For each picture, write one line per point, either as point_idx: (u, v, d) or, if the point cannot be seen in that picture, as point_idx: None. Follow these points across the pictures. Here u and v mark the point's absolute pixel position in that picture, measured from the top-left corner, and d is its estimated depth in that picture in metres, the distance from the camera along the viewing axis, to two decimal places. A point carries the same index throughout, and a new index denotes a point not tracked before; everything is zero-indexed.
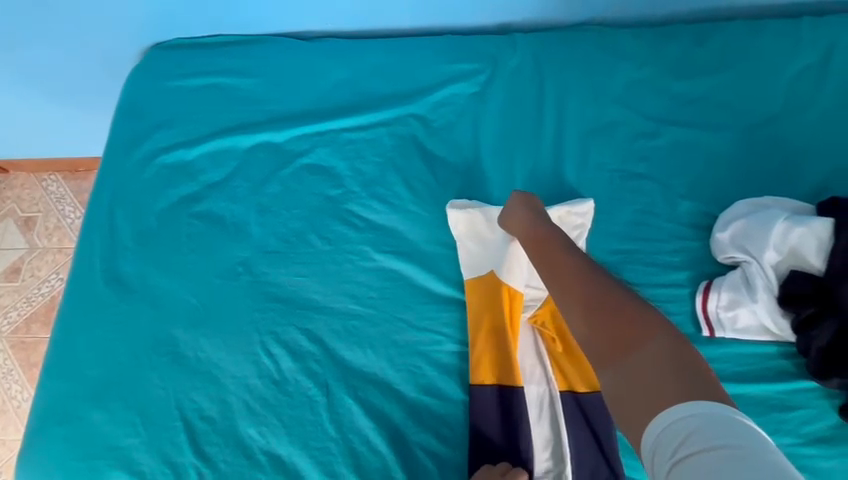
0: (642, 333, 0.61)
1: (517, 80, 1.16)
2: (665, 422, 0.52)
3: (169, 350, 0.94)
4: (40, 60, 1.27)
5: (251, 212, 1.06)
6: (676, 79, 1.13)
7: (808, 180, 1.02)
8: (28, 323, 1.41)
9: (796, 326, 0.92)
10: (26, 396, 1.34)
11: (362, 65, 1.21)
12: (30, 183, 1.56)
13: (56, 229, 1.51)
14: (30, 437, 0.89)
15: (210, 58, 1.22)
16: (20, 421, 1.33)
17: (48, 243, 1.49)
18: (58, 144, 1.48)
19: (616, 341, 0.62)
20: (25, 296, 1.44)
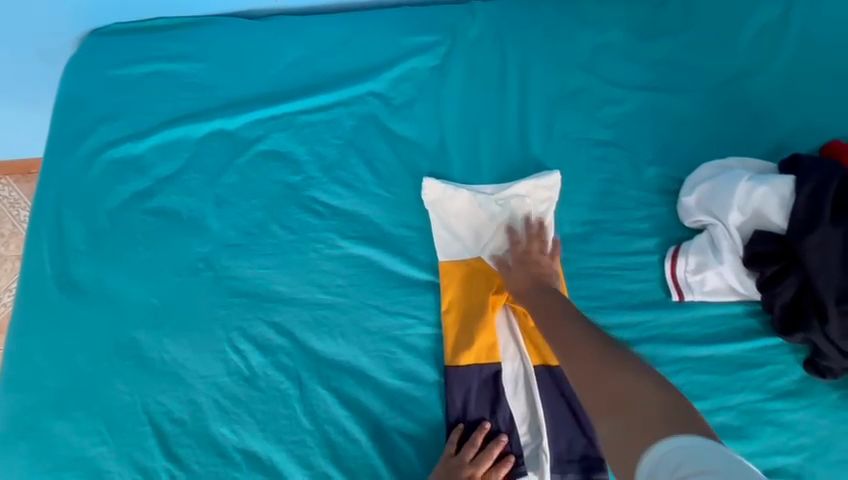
0: (637, 388, 0.67)
1: (477, 50, 1.16)
2: (661, 454, 0.57)
3: (132, 354, 1.03)
4: None
5: (209, 204, 1.11)
6: (640, 41, 1.14)
7: (771, 137, 1.04)
8: None
9: (761, 284, 0.92)
10: None
11: (317, 42, 1.21)
12: None
13: (13, 235, 1.56)
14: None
15: (154, 43, 1.26)
16: None
17: (6, 251, 1.55)
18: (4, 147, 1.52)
19: (615, 406, 0.66)
20: None
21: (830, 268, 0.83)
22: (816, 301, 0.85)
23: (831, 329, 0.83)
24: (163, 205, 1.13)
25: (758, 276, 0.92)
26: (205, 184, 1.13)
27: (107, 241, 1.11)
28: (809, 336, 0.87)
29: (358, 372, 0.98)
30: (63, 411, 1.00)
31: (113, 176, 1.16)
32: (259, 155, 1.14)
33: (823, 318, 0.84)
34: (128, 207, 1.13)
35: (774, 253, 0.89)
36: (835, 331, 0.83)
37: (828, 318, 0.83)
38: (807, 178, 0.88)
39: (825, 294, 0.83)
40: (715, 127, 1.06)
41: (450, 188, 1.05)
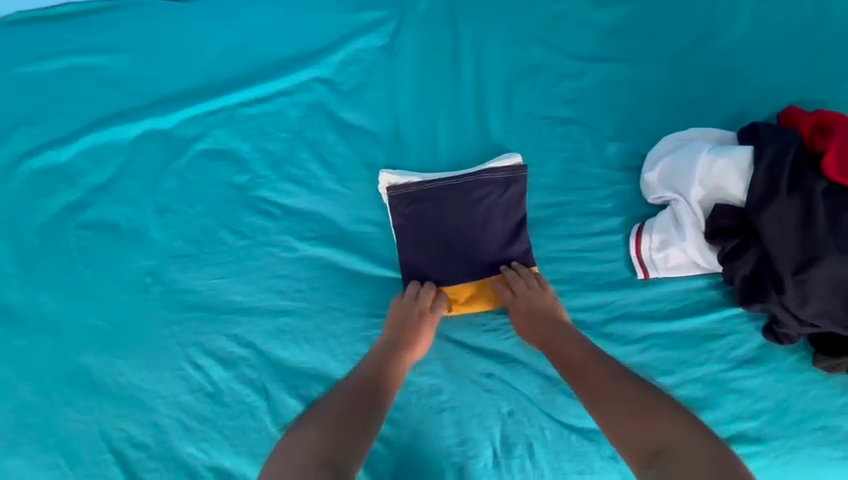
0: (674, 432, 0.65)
1: (428, 25, 1.08)
2: None
3: (82, 380, 0.96)
4: None
5: (150, 213, 1.03)
6: (597, 8, 1.08)
7: (729, 105, 1.02)
8: None
9: (721, 258, 0.92)
10: None
11: (252, 24, 1.10)
12: None
13: None
14: None
15: (63, 32, 1.10)
16: None
17: None
18: None
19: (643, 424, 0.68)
20: None
21: (786, 237, 0.84)
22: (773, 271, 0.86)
23: (786, 297, 0.85)
24: (99, 217, 1.03)
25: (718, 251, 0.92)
26: (143, 191, 1.04)
27: (39, 261, 1.01)
28: (767, 305, 0.88)
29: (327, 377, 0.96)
30: (13, 448, 0.93)
31: (36, 188, 1.04)
32: (199, 156, 1.05)
33: (779, 288, 0.85)
34: (59, 222, 1.03)
35: (734, 225, 0.89)
36: (790, 300, 0.84)
37: (784, 286, 0.84)
38: (762, 147, 0.87)
39: (782, 263, 0.84)
40: (675, 96, 1.04)
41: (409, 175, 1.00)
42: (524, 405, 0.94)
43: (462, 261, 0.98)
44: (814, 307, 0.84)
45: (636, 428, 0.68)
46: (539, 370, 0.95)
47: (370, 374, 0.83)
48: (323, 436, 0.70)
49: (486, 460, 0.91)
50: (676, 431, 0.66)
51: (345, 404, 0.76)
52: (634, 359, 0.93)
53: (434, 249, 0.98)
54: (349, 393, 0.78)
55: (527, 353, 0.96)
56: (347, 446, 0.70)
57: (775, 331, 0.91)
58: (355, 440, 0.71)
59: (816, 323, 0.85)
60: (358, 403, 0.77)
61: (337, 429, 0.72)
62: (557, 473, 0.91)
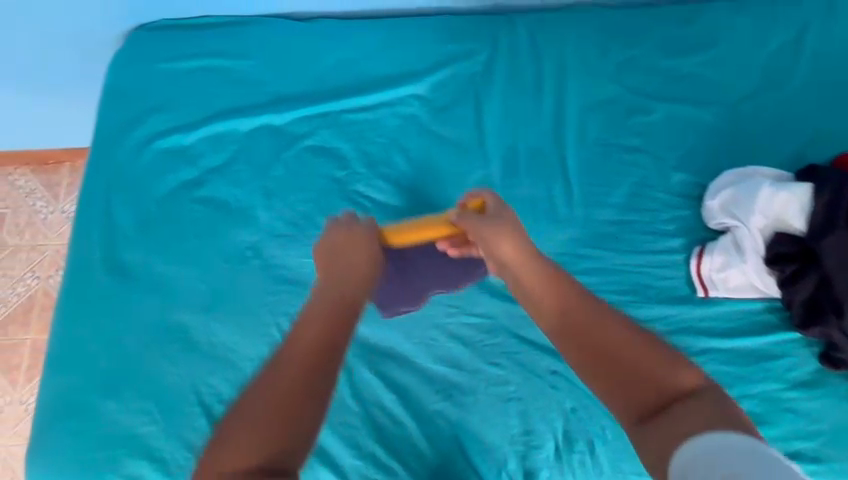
0: (657, 380, 0.59)
1: (514, 59, 1.23)
2: (688, 455, 0.51)
3: (180, 337, 1.06)
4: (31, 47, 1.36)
5: (257, 195, 1.16)
6: (667, 57, 1.21)
7: (785, 149, 1.13)
8: (4, 326, 1.59)
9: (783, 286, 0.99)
10: (8, 401, 1.54)
11: (361, 45, 1.27)
12: None
13: (28, 225, 1.67)
14: (45, 427, 1.00)
15: (201, 40, 1.30)
16: (18, 419, 1.53)
17: (20, 241, 1.65)
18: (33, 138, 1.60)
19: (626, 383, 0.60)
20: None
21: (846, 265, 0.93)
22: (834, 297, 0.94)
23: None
24: (212, 195, 1.16)
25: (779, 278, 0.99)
26: (253, 176, 1.17)
27: (156, 227, 1.14)
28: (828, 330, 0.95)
29: (403, 358, 1.04)
30: (112, 392, 1.02)
31: (161, 165, 1.19)
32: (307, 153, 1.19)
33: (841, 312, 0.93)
34: (177, 196, 1.17)
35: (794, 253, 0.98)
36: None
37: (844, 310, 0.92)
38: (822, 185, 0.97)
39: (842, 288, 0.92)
40: (737, 137, 1.15)
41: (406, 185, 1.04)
42: (585, 403, 0.99)
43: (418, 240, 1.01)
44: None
45: (621, 384, 0.60)
46: None
47: (330, 312, 0.65)
48: (274, 415, 0.56)
49: (548, 452, 0.96)
50: (672, 391, 0.58)
51: (299, 368, 0.59)
52: None
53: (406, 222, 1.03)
54: (299, 355, 0.60)
55: None
56: (282, 430, 0.55)
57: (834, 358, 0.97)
58: (307, 415, 0.57)
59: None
60: (326, 342, 0.61)
61: (275, 418, 0.56)
62: (614, 471, 0.95)
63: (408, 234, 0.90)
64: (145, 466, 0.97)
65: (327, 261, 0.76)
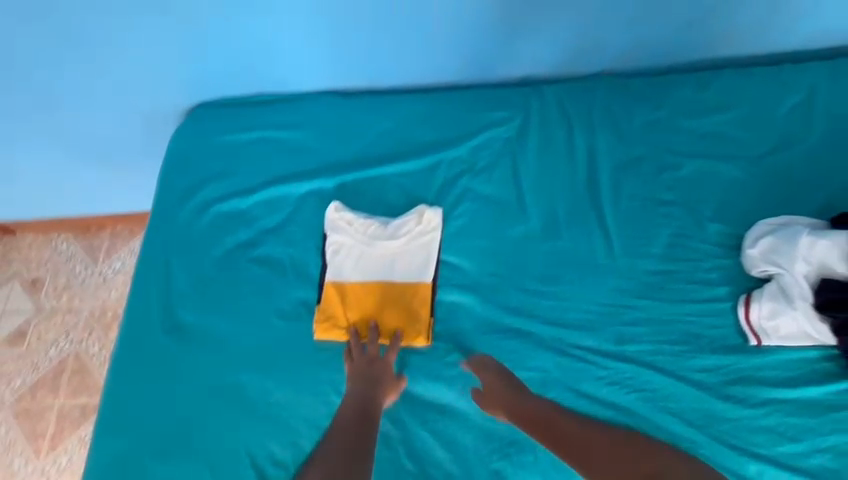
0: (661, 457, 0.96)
1: (545, 124, 1.34)
2: None
3: (234, 396, 1.06)
4: (98, 124, 1.50)
5: (310, 253, 1.20)
6: (688, 118, 1.31)
7: (815, 199, 1.18)
8: (34, 391, 1.60)
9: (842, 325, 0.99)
10: (30, 470, 1.50)
11: (402, 116, 1.38)
12: (39, 244, 1.78)
13: (65, 288, 1.72)
14: None
15: (257, 116, 1.43)
16: None
17: (58, 303, 1.70)
18: (84, 205, 1.71)
19: None
20: (32, 361, 1.64)
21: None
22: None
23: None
24: (268, 254, 1.21)
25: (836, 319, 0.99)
26: (306, 235, 1.22)
27: (213, 286, 1.19)
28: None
29: (460, 415, 1.02)
30: (166, 455, 1.02)
31: (219, 228, 1.26)
32: (348, 211, 1.21)
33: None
34: (234, 256, 1.22)
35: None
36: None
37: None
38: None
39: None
40: (766, 188, 1.20)
41: (388, 255, 1.16)
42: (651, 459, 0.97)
43: (387, 302, 1.12)
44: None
45: None
46: (665, 426, 0.99)
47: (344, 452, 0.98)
48: None
49: None
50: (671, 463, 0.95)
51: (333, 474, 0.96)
52: (758, 423, 0.97)
53: (381, 292, 1.12)
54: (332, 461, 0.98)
55: (648, 408, 1.01)
56: None
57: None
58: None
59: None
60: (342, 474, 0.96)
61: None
62: None
63: (362, 294, 1.12)
64: None
65: (358, 378, 1.04)
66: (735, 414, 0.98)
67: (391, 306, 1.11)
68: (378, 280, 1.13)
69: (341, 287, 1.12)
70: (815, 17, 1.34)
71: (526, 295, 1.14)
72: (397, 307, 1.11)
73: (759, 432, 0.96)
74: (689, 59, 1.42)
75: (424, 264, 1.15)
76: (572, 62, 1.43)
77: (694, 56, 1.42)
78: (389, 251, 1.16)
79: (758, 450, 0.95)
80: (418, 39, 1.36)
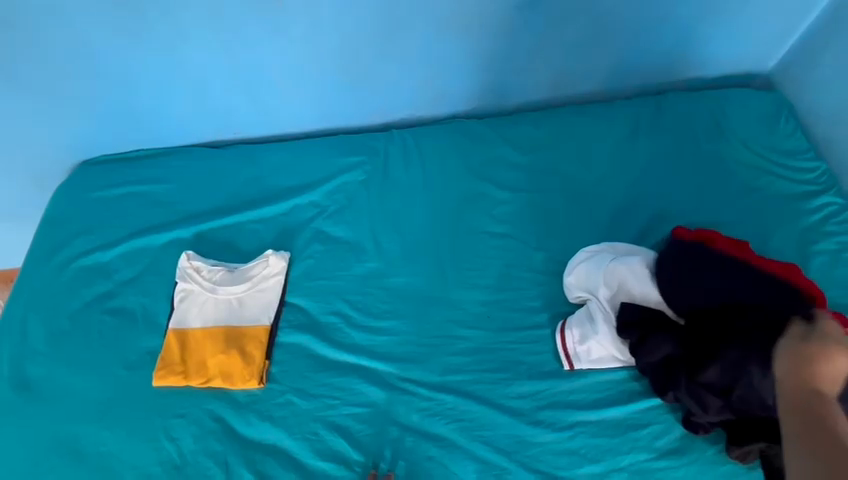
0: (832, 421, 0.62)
1: (396, 166, 1.42)
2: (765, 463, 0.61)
3: (70, 448, 1.09)
4: None
5: (161, 302, 1.26)
6: (526, 154, 1.40)
7: (633, 225, 1.26)
8: None
9: (660, 337, 1.00)
10: None
11: (265, 164, 1.47)
12: None
13: None
14: None
15: (129, 171, 1.50)
16: None
17: None
18: None
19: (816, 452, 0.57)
20: None
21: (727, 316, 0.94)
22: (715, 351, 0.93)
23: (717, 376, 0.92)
24: (122, 304, 1.27)
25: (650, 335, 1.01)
26: (159, 284, 1.28)
27: (66, 339, 1.23)
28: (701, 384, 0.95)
29: (284, 454, 1.05)
30: None
31: (80, 281, 1.32)
32: (200, 258, 1.27)
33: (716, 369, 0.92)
34: (91, 308, 1.27)
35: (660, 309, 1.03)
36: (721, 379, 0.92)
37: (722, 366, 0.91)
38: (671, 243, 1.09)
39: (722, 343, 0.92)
40: (591, 217, 1.28)
41: (229, 300, 1.21)
42: None
43: (222, 347, 1.15)
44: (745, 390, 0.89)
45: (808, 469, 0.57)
46: (476, 454, 1.03)
47: None
48: None
49: None
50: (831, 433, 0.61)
51: None
52: (564, 446, 1.02)
53: (218, 338, 1.16)
54: None
55: (464, 437, 1.05)
56: None
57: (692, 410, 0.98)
58: None
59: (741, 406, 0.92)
60: None
61: None
62: None
63: (202, 340, 1.17)
64: None
65: None
66: (542, 439, 1.03)
67: (226, 351, 1.14)
68: (217, 326, 1.18)
69: (183, 335, 1.18)
70: (639, 57, 1.46)
71: (361, 331, 1.18)
72: (231, 351, 1.14)
73: (562, 455, 1.01)
74: (534, 99, 1.53)
75: (263, 308, 1.20)
76: (426, 106, 1.53)
77: (539, 96, 1.53)
78: (230, 296, 1.21)
79: (561, 473, 0.99)
80: (277, 94, 1.46)
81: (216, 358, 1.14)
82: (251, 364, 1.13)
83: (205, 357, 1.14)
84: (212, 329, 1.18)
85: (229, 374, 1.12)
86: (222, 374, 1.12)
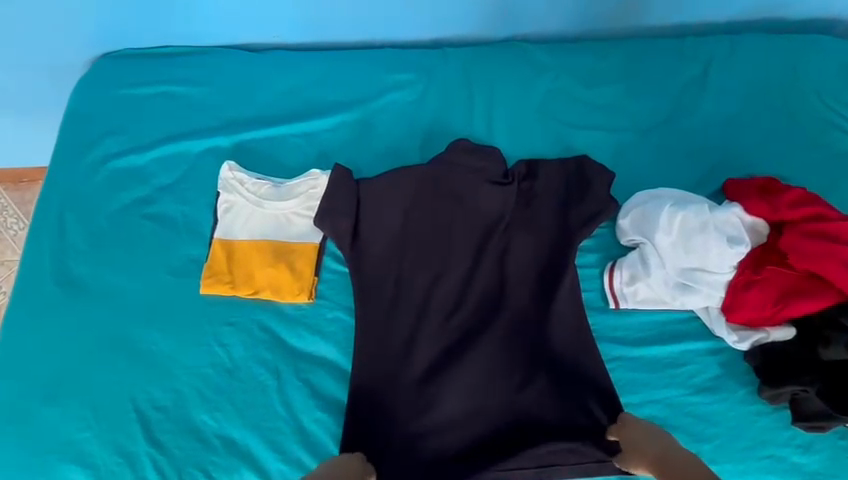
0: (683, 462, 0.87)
1: (450, 88, 1.33)
2: None
3: (121, 346, 1.11)
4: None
5: (203, 212, 1.23)
6: (586, 87, 1.31)
7: (692, 172, 1.22)
8: None
9: (737, 280, 1.06)
10: None
11: (306, 74, 1.36)
12: None
13: None
14: None
15: (157, 68, 1.38)
16: None
17: None
18: None
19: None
20: None
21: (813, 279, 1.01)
22: (505, 436, 1.02)
23: (385, 198, 1.19)
24: (160, 211, 1.23)
25: (737, 278, 1.06)
26: (200, 194, 1.25)
27: (106, 242, 1.21)
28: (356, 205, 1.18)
29: (332, 365, 1.09)
30: (50, 398, 1.07)
31: (114, 184, 1.26)
32: (243, 171, 1.22)
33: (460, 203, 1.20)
34: (128, 212, 1.23)
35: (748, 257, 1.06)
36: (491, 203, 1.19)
37: (481, 316, 1.12)
38: (750, 201, 1.08)
39: (402, 332, 1.10)
40: (648, 158, 1.24)
41: (276, 216, 1.18)
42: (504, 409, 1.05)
43: (271, 262, 1.14)
44: (542, 238, 1.17)
45: None
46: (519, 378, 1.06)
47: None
48: None
49: None
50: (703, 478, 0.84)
51: None
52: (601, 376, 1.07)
53: (266, 252, 1.15)
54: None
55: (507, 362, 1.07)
56: None
57: (513, 177, 1.20)
58: None
59: (515, 213, 1.18)
60: None
61: None
62: None
63: (248, 254, 1.16)
64: (76, 471, 1.01)
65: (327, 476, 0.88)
66: None
67: (276, 266, 1.14)
68: (263, 241, 1.16)
69: (229, 246, 1.16)
70: None
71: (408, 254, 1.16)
72: (282, 267, 1.14)
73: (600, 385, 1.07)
74: (601, 28, 1.41)
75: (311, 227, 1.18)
76: (485, 26, 1.40)
77: (607, 23, 1.40)
78: (277, 213, 1.18)
79: None
80: None
81: (265, 270, 1.14)
82: (300, 280, 1.14)
83: (255, 271, 1.14)
84: (260, 243, 1.16)
85: (279, 289, 1.13)
86: (273, 289, 1.13)
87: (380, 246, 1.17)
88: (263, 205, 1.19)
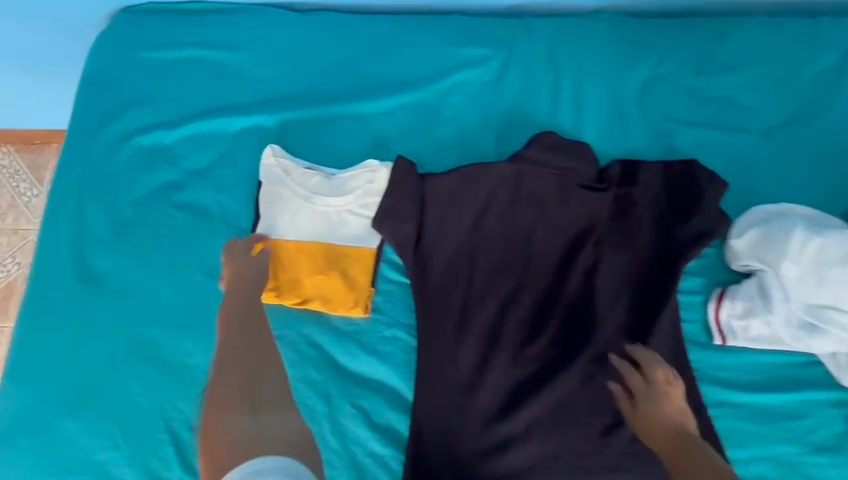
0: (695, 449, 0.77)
1: (531, 67, 1.12)
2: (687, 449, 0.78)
3: (150, 355, 0.98)
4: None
5: (242, 203, 1.06)
6: (695, 74, 1.10)
7: (821, 185, 1.03)
8: None
9: None
10: None
11: (361, 43, 1.16)
12: None
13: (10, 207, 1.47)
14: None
15: (187, 28, 1.18)
16: None
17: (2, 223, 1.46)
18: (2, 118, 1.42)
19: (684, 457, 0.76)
20: None
21: None
22: None
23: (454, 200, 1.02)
24: (192, 200, 1.07)
25: None
26: (239, 182, 1.08)
27: (131, 232, 1.05)
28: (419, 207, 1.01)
29: (390, 391, 0.95)
30: (72, 411, 0.95)
31: (139, 164, 1.09)
32: (289, 158, 1.04)
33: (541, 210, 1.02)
34: (155, 198, 1.07)
35: None
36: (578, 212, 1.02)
37: (564, 345, 0.96)
38: None
39: (471, 360, 0.95)
40: (767, 165, 1.04)
41: (326, 215, 1.01)
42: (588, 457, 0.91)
43: (321, 270, 0.99)
44: (638, 258, 0.99)
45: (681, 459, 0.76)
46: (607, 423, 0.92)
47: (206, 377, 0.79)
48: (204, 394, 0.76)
49: None
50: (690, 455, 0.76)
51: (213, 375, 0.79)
52: None
53: (315, 257, 1.00)
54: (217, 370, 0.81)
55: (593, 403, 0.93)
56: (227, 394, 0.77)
57: (608, 182, 1.02)
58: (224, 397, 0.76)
59: (608, 227, 1.01)
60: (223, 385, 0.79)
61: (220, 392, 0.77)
62: None
63: (295, 257, 1.00)
64: None
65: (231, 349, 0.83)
66: None
67: (327, 275, 0.99)
68: (311, 244, 1.00)
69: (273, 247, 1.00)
70: None
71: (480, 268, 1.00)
72: (333, 276, 0.98)
73: None
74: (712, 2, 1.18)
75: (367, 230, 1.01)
76: None
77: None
78: (326, 212, 1.01)
79: None
80: None
81: (314, 279, 0.99)
82: (353, 292, 0.98)
83: (302, 279, 0.99)
84: (308, 246, 1.00)
85: (329, 302, 0.98)
86: (322, 301, 0.98)
87: (446, 257, 1.00)
88: (312, 201, 1.01)
